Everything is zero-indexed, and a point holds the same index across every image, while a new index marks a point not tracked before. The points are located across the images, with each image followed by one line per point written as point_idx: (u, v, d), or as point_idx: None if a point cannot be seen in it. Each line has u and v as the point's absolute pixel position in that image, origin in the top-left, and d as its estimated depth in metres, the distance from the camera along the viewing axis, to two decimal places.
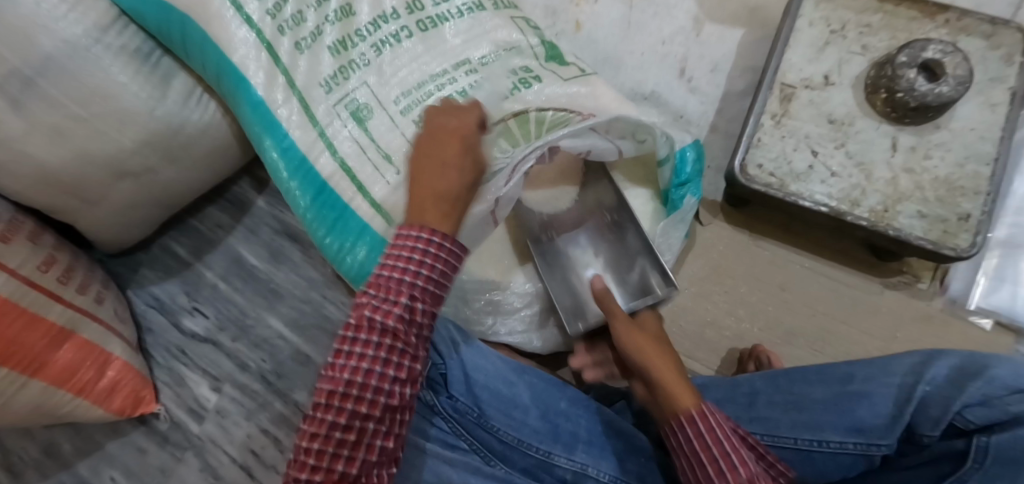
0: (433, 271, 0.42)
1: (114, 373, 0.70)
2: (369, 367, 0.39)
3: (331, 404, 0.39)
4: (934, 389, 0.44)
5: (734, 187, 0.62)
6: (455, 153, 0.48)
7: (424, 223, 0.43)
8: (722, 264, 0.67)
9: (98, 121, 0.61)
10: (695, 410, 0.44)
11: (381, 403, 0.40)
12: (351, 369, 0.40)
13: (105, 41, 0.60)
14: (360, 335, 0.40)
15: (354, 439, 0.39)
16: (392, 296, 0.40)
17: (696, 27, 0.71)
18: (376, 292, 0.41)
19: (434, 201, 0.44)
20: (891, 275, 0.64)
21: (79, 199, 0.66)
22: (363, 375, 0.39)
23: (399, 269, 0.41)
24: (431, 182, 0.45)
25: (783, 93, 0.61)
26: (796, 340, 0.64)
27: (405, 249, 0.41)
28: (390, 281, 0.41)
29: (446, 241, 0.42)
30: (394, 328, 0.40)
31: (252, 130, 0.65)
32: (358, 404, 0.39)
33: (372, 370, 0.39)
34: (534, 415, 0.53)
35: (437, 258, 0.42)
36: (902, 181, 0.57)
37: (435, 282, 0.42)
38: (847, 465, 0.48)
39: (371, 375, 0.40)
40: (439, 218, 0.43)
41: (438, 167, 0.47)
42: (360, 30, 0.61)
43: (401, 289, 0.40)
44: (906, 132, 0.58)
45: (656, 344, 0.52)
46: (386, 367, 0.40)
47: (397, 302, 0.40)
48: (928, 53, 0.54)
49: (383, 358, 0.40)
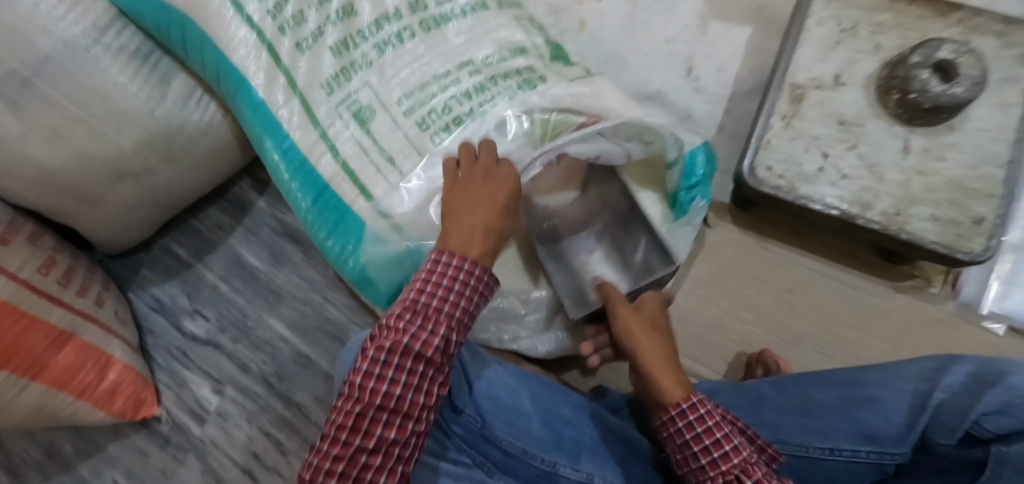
0: (467, 305, 0.45)
1: (115, 376, 0.69)
2: (402, 392, 0.42)
3: (360, 425, 0.41)
4: (950, 396, 0.43)
5: (743, 189, 0.61)
6: (501, 191, 0.49)
7: (466, 254, 0.46)
8: (729, 268, 0.66)
9: (97, 122, 0.60)
10: (685, 402, 0.43)
11: (409, 427, 0.42)
12: (382, 392, 0.42)
13: (103, 41, 0.59)
14: (394, 360, 0.42)
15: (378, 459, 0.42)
16: (429, 325, 0.43)
17: (702, 26, 0.70)
18: (410, 317, 0.43)
19: (482, 234, 0.47)
20: (902, 279, 0.63)
21: (79, 200, 0.65)
22: (395, 399, 0.42)
23: (438, 298, 0.44)
24: (473, 215, 0.47)
25: (792, 93, 0.60)
26: (804, 344, 0.63)
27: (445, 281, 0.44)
28: (427, 309, 0.43)
29: (482, 274, 0.46)
30: (430, 358, 0.43)
31: (252, 130, 0.65)
32: (388, 427, 0.42)
33: (405, 395, 0.42)
34: (536, 423, 0.52)
35: (472, 290, 0.45)
36: (914, 184, 0.56)
37: (466, 312, 0.45)
38: (859, 474, 0.46)
39: (402, 399, 0.42)
40: (482, 251, 0.46)
41: (485, 206, 0.48)
42: (362, 30, 0.61)
43: (438, 319, 0.43)
44: (918, 133, 0.57)
45: (653, 336, 0.51)
46: (417, 393, 0.42)
47: (435, 333, 0.43)
48: (942, 53, 0.53)
49: (415, 384, 0.42)
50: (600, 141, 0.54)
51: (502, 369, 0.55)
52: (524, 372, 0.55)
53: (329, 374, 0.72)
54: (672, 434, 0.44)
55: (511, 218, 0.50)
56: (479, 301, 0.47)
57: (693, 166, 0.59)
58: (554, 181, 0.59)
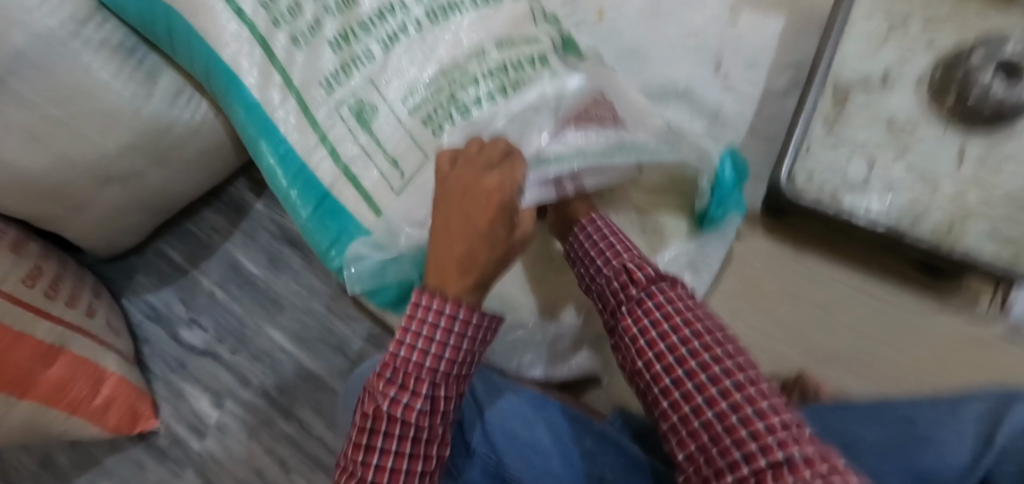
0: (456, 354, 0.40)
1: (108, 390, 0.66)
2: (394, 462, 0.39)
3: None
4: (1012, 440, 0.40)
5: (774, 200, 0.57)
6: (483, 218, 0.40)
7: (444, 292, 0.40)
8: (759, 282, 0.62)
9: (78, 123, 0.55)
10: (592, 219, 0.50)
11: None
12: (375, 464, 0.39)
13: (83, 34, 0.55)
14: (381, 428, 0.38)
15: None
16: (412, 385, 0.39)
17: (732, 16, 0.64)
18: (393, 378, 0.39)
19: (457, 268, 0.40)
20: (948, 296, 0.58)
21: (63, 206, 0.61)
22: (389, 472, 0.39)
23: (418, 352, 0.39)
24: (457, 244, 0.40)
25: (837, 93, 0.55)
26: (840, 365, 0.59)
27: (425, 330, 0.39)
28: (409, 367, 0.39)
29: (470, 314, 0.40)
30: (418, 423, 0.38)
31: (247, 134, 0.60)
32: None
33: (399, 464, 0.39)
34: (557, 462, 0.48)
35: (463, 336, 0.40)
36: (970, 197, 0.51)
37: (459, 362, 0.40)
38: None
39: (396, 470, 0.39)
40: (464, 289, 0.40)
41: (466, 233, 0.40)
42: (364, 22, 0.55)
43: (423, 376, 0.39)
44: (975, 141, 0.52)
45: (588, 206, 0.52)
46: (412, 462, 0.39)
47: (420, 392, 0.39)
48: (1007, 51, 0.50)
49: (408, 452, 0.39)
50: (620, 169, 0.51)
51: (517, 399, 0.51)
52: (541, 399, 0.52)
53: (333, 388, 0.69)
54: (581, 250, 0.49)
55: (502, 248, 0.41)
56: (479, 343, 0.42)
57: (722, 180, 0.53)
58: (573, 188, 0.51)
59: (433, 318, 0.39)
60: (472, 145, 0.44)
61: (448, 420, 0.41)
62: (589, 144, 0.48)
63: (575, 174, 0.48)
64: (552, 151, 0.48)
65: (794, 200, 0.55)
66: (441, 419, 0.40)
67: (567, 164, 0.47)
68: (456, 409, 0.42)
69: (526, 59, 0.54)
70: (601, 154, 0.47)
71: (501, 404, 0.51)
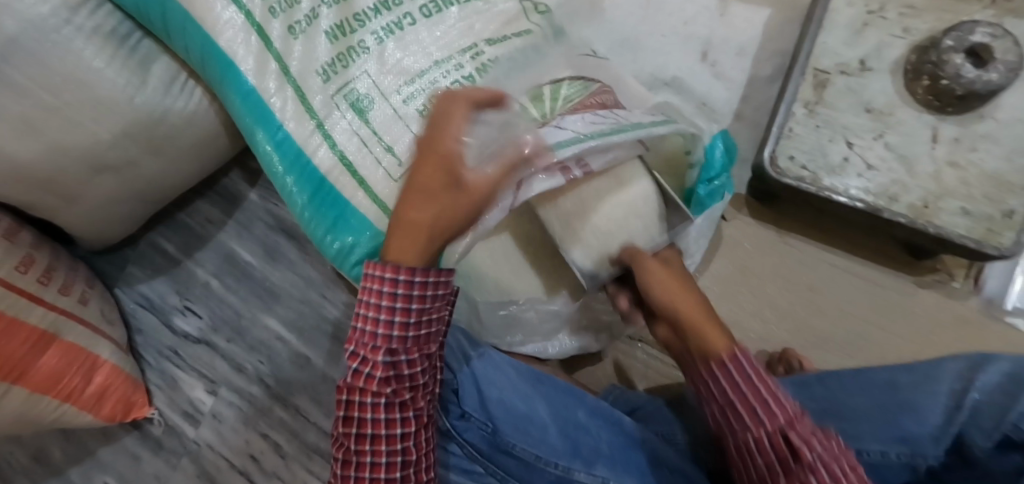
0: (409, 317, 0.40)
1: (102, 378, 0.66)
2: (372, 433, 0.41)
3: (350, 475, 0.42)
4: (985, 397, 0.41)
5: (763, 181, 0.59)
6: (429, 181, 0.41)
7: (399, 262, 0.41)
8: (749, 264, 0.63)
9: (72, 110, 0.55)
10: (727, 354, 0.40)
11: (398, 462, 0.41)
12: (357, 438, 0.41)
13: (76, 22, 0.54)
14: (354, 404, 0.41)
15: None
16: (370, 358, 0.40)
17: (722, 6, 0.66)
18: (356, 354, 0.40)
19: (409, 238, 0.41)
20: (925, 274, 0.60)
21: (57, 195, 0.61)
22: (371, 441, 0.41)
23: (369, 325, 0.40)
24: (411, 213, 0.42)
25: (817, 79, 0.57)
26: (828, 346, 0.61)
27: (373, 306, 0.40)
28: (366, 341, 0.40)
29: (414, 279, 0.39)
30: (381, 393, 0.40)
31: (244, 122, 0.61)
32: (375, 468, 0.41)
33: (377, 432, 0.41)
34: (552, 433, 0.49)
35: (412, 301, 0.40)
36: (946, 176, 0.53)
37: (415, 326, 0.41)
38: (892, 476, 0.44)
39: (376, 440, 0.41)
40: (414, 253, 0.41)
41: (416, 200, 0.42)
42: (360, 14, 0.57)
43: (380, 349, 0.40)
44: (949, 122, 0.54)
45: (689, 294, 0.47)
46: (390, 428, 0.41)
47: (376, 365, 0.40)
48: (975, 36, 0.50)
49: (384, 419, 0.41)
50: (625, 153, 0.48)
51: (509, 370, 0.52)
52: (536, 373, 0.53)
53: (329, 375, 0.69)
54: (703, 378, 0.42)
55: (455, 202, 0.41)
56: (437, 302, 0.42)
57: (711, 161, 0.56)
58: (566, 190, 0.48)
59: (379, 288, 0.39)
60: (431, 110, 0.44)
61: (417, 383, 0.42)
62: (589, 130, 0.45)
63: (579, 156, 0.45)
64: (553, 138, 0.44)
65: (778, 181, 0.57)
66: (408, 385, 0.41)
67: (572, 147, 0.43)
68: (427, 369, 0.43)
69: (520, 55, 0.57)
70: (603, 134, 0.45)
71: (491, 372, 0.51)
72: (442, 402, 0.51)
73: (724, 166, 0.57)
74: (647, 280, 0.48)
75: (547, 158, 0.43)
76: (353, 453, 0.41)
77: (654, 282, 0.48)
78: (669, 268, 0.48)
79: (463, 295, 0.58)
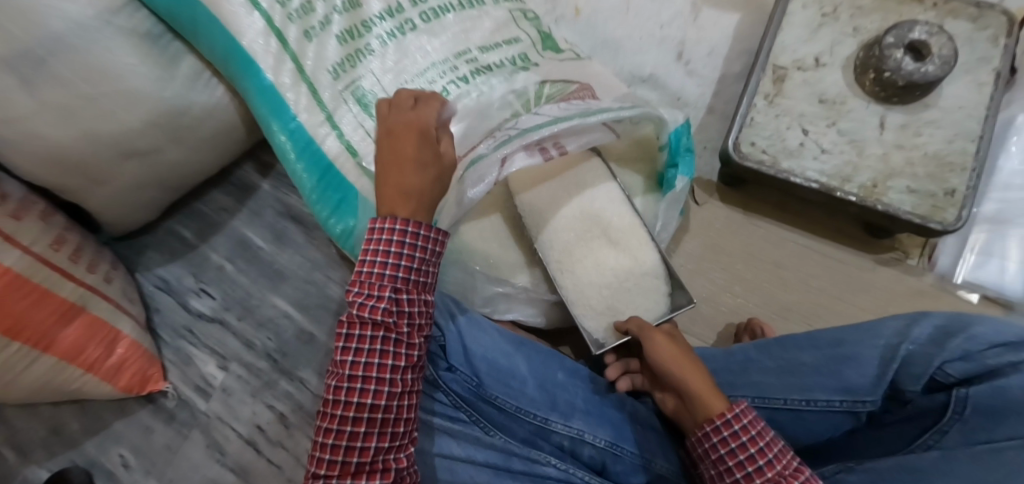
0: (412, 260, 0.47)
1: (122, 351, 0.70)
2: (366, 360, 0.45)
3: (339, 401, 0.45)
4: (918, 347, 0.46)
5: (728, 165, 0.64)
6: (412, 149, 0.48)
7: (396, 215, 0.46)
8: (718, 241, 0.69)
9: (108, 101, 0.61)
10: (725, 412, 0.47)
11: (385, 393, 0.45)
12: (351, 365, 0.45)
13: (115, 23, 0.61)
14: (355, 333, 0.45)
15: (366, 429, 0.45)
16: (375, 292, 0.45)
17: (693, 11, 0.73)
18: (362, 290, 0.46)
19: (401, 199, 0.47)
20: (883, 252, 0.67)
21: (89, 178, 0.66)
22: (364, 369, 0.45)
23: (378, 265, 0.46)
24: (401, 179, 0.47)
25: (776, 74, 0.62)
26: (791, 316, 0.66)
27: (382, 247, 0.46)
28: (373, 278, 0.46)
29: (419, 229, 0.47)
30: (382, 322, 0.45)
31: (259, 113, 0.66)
32: (363, 395, 0.45)
33: (371, 362, 0.45)
34: (531, 385, 0.55)
35: (415, 247, 0.46)
36: (892, 158, 0.59)
37: (415, 271, 0.47)
38: (836, 423, 0.50)
39: (370, 367, 0.45)
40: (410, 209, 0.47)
41: (403, 167, 0.48)
42: (368, 21, 0.62)
43: (385, 285, 0.46)
44: (895, 111, 0.60)
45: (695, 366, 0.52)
46: (383, 358, 0.45)
47: (380, 297, 0.45)
48: (914, 34, 0.56)
49: (380, 350, 0.45)
50: (597, 132, 0.56)
51: (496, 333, 0.57)
52: (519, 337, 0.58)
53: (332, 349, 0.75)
54: (706, 449, 0.47)
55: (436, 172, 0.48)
56: (436, 255, 0.49)
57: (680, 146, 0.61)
58: (539, 174, 0.60)
59: (388, 231, 0.46)
60: (384, 105, 0.51)
61: (414, 323, 0.47)
62: (563, 114, 0.54)
63: (554, 138, 0.54)
64: (532, 124, 0.53)
65: (741, 165, 0.62)
66: (406, 322, 0.46)
67: (548, 127, 0.52)
68: (424, 316, 0.48)
69: (509, 62, 0.63)
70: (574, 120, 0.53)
71: (477, 332, 0.57)
72: (429, 357, 0.56)
73: (691, 150, 0.63)
74: (655, 350, 0.54)
75: (531, 137, 0.52)
76: (346, 382, 0.45)
77: (662, 353, 0.53)
78: (673, 341, 0.54)
79: (457, 265, 0.62)
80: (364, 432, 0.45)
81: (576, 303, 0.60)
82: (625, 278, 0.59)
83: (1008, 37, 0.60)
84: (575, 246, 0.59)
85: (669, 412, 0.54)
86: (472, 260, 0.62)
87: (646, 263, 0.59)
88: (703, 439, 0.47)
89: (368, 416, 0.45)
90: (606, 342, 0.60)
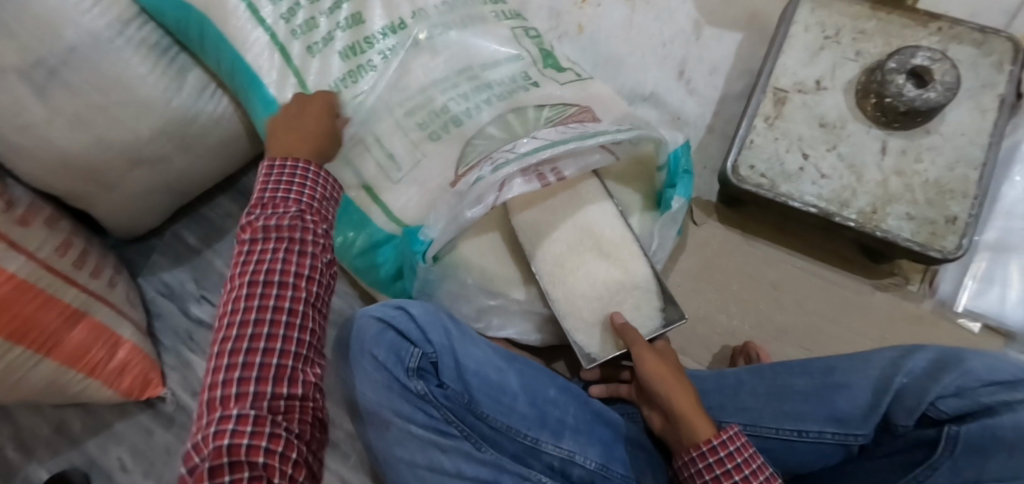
0: (312, 193, 0.49)
1: (124, 355, 0.71)
2: (264, 274, 0.43)
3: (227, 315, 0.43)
4: (911, 380, 0.45)
5: (727, 187, 0.63)
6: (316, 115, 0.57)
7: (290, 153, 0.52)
8: (715, 261, 0.69)
9: (117, 110, 0.62)
10: (714, 438, 0.47)
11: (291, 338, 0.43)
12: (248, 275, 0.44)
13: (126, 34, 0.62)
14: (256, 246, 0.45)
15: (257, 375, 0.41)
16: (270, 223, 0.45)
17: (696, 30, 0.74)
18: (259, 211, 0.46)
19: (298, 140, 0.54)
20: (882, 277, 0.67)
21: (96, 185, 0.67)
22: (256, 302, 0.43)
23: (279, 202, 0.47)
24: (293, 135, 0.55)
25: (776, 96, 0.62)
26: (786, 338, 0.66)
27: (283, 176, 0.48)
28: (272, 202, 0.47)
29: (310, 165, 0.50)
30: (273, 250, 0.44)
31: (263, 127, 0.64)
32: (255, 339, 0.42)
33: (272, 298, 0.43)
34: (522, 402, 0.56)
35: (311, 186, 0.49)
36: (892, 184, 0.59)
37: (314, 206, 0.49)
38: (827, 453, 0.49)
39: (270, 282, 0.43)
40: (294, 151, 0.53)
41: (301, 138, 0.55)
42: (371, 37, 0.63)
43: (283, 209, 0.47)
44: (896, 136, 0.60)
45: (685, 391, 0.52)
46: (284, 289, 0.43)
47: (286, 214, 0.46)
48: (917, 60, 0.55)
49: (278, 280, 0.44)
50: (596, 154, 0.57)
51: (490, 350, 0.58)
52: (511, 353, 0.59)
53: None
54: (691, 473, 0.47)
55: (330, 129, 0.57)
56: (319, 186, 0.50)
57: (677, 168, 0.62)
58: (541, 196, 0.61)
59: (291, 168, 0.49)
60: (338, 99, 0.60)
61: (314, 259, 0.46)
62: (561, 138, 0.55)
63: (551, 163, 0.56)
64: (530, 148, 0.53)
65: (739, 187, 0.61)
66: (303, 235, 0.46)
67: (546, 151, 0.52)
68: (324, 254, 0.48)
69: (510, 81, 0.64)
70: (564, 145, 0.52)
71: (472, 349, 0.57)
72: (419, 372, 0.55)
73: (689, 172, 0.64)
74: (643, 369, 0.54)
75: (528, 160, 0.52)
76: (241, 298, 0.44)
77: (653, 373, 0.54)
78: (662, 359, 0.55)
79: (451, 278, 0.62)
80: (256, 358, 0.42)
81: (566, 315, 0.60)
82: (616, 292, 0.59)
83: (1013, 64, 0.59)
84: (568, 257, 0.60)
85: (655, 430, 0.55)
86: (467, 278, 0.62)
87: (639, 281, 0.60)
88: (688, 465, 0.48)
89: (265, 339, 0.42)
90: (598, 355, 0.60)
